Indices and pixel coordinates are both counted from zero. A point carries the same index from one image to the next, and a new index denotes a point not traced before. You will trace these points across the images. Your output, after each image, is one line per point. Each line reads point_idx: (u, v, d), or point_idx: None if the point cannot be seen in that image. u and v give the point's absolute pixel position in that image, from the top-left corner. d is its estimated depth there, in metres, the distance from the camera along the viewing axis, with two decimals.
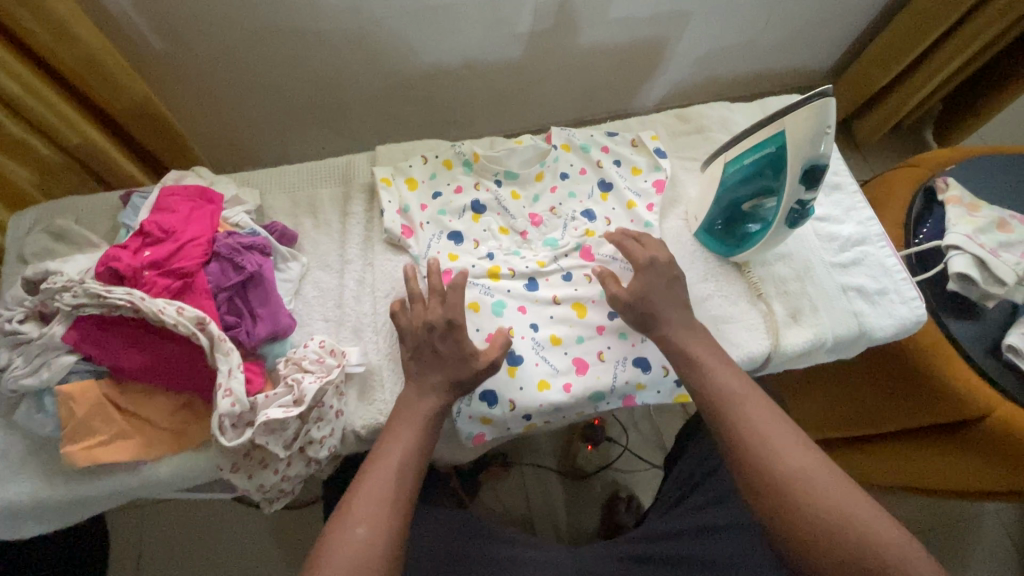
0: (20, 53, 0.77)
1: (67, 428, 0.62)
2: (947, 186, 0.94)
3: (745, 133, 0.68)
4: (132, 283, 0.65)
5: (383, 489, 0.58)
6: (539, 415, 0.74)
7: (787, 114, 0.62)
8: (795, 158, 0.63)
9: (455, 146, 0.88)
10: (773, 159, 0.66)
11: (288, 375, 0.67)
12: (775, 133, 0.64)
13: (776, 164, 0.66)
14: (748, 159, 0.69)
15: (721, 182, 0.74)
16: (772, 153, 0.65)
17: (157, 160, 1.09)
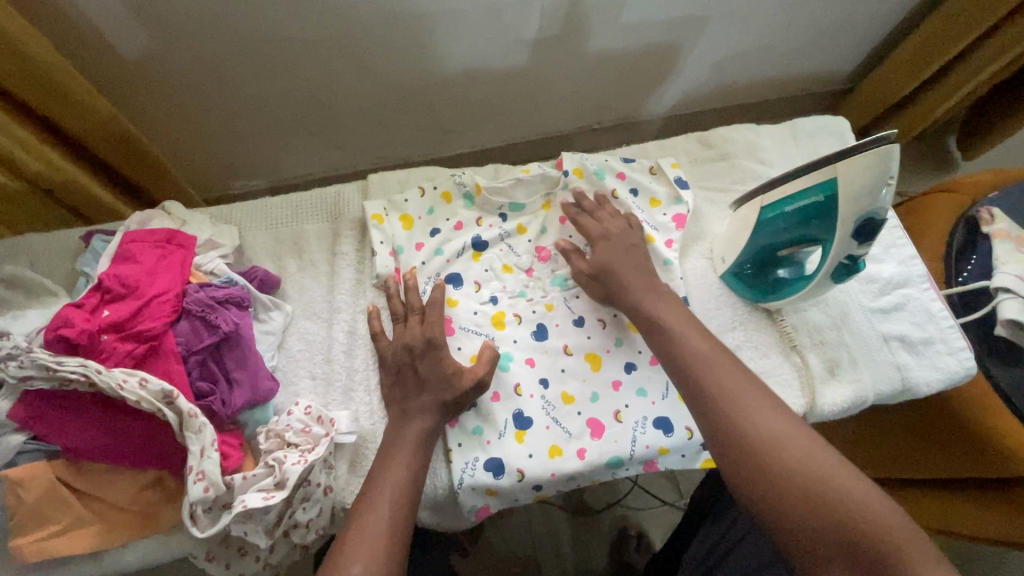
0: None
1: (15, 519, 0.54)
2: (993, 218, 0.85)
3: (787, 177, 0.60)
4: (88, 350, 0.57)
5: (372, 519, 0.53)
6: (551, 485, 0.66)
7: (842, 159, 0.56)
8: (849, 210, 0.57)
9: (455, 176, 0.79)
10: (820, 210, 0.59)
11: (270, 451, 0.60)
12: (824, 180, 0.57)
13: (825, 214, 0.58)
14: (791, 206, 0.61)
15: (755, 228, 0.66)
16: (821, 202, 0.58)
17: (132, 183, 1.00)
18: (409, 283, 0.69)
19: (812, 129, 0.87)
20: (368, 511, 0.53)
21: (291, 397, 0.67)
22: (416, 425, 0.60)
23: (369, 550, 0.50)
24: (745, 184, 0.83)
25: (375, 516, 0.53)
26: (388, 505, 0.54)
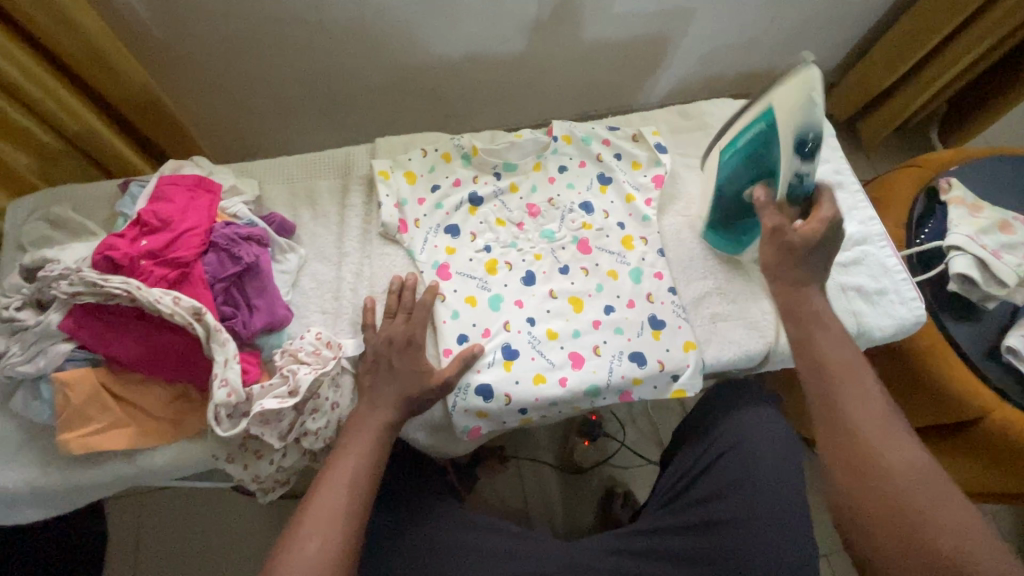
0: (24, 41, 0.76)
1: (62, 417, 0.62)
2: (950, 186, 0.93)
3: (737, 119, 0.74)
4: (128, 273, 0.65)
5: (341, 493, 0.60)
6: (535, 410, 0.74)
7: (778, 89, 0.67)
8: (781, 130, 0.67)
9: (455, 139, 0.87)
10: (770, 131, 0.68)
11: (284, 366, 0.67)
12: (765, 110, 0.69)
13: (766, 139, 0.69)
14: (741, 141, 0.73)
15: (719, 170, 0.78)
16: (762, 128, 0.69)
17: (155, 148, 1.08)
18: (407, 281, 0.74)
19: None
20: (322, 495, 0.60)
21: (303, 327, 0.75)
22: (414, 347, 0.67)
23: (326, 525, 0.58)
24: None
25: (335, 495, 0.60)
26: (342, 487, 0.60)
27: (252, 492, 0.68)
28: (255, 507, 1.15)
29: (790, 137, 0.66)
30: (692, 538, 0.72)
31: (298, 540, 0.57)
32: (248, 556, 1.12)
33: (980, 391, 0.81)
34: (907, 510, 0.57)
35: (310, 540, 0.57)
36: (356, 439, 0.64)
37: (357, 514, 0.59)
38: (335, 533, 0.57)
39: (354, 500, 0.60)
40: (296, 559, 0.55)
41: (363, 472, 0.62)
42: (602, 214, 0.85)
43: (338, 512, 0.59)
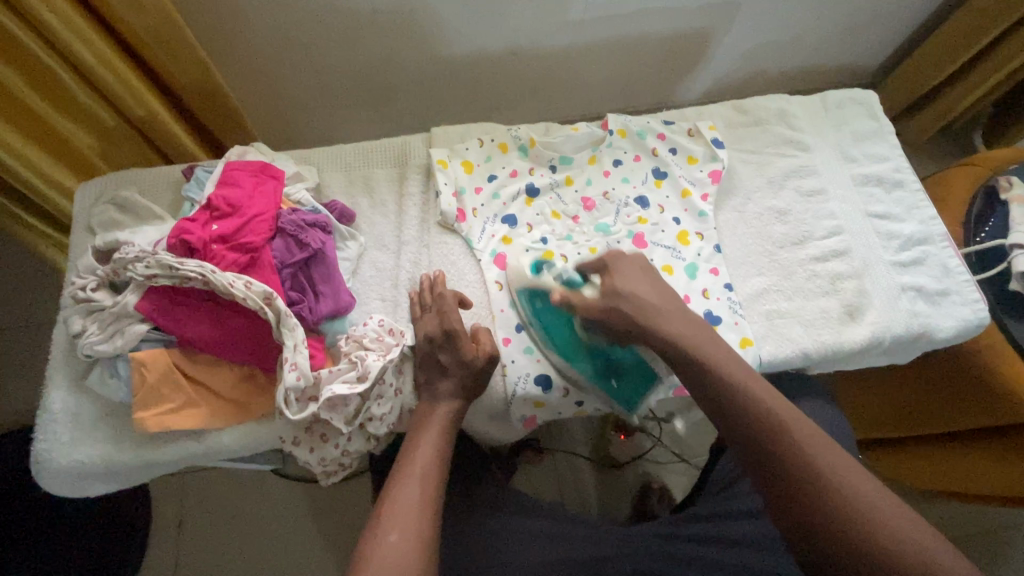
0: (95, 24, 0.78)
1: (138, 395, 0.64)
2: (1011, 185, 0.91)
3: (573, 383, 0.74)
4: (201, 256, 0.66)
5: (412, 497, 0.58)
6: (591, 402, 0.74)
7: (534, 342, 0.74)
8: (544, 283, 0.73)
9: (511, 130, 0.87)
10: (553, 325, 0.74)
11: (350, 352, 0.68)
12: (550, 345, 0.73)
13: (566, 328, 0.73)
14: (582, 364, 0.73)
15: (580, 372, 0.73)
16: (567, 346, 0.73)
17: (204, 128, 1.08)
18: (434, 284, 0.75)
19: (841, 101, 0.93)
20: (397, 489, 0.59)
21: (364, 314, 0.76)
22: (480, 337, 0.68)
23: (406, 518, 0.56)
24: (776, 148, 0.90)
25: (409, 491, 0.59)
26: (416, 481, 0.60)
27: (315, 475, 0.70)
28: (294, 492, 1.17)
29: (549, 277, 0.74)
30: (734, 526, 0.76)
31: (377, 534, 0.55)
32: (287, 539, 1.14)
33: None
34: (841, 519, 0.50)
35: (389, 535, 0.55)
36: (425, 430, 0.65)
37: (432, 507, 0.58)
38: (414, 528, 0.56)
39: (427, 495, 0.59)
40: (377, 553, 0.54)
41: (433, 466, 0.62)
42: (657, 209, 0.84)
43: (413, 508, 0.57)
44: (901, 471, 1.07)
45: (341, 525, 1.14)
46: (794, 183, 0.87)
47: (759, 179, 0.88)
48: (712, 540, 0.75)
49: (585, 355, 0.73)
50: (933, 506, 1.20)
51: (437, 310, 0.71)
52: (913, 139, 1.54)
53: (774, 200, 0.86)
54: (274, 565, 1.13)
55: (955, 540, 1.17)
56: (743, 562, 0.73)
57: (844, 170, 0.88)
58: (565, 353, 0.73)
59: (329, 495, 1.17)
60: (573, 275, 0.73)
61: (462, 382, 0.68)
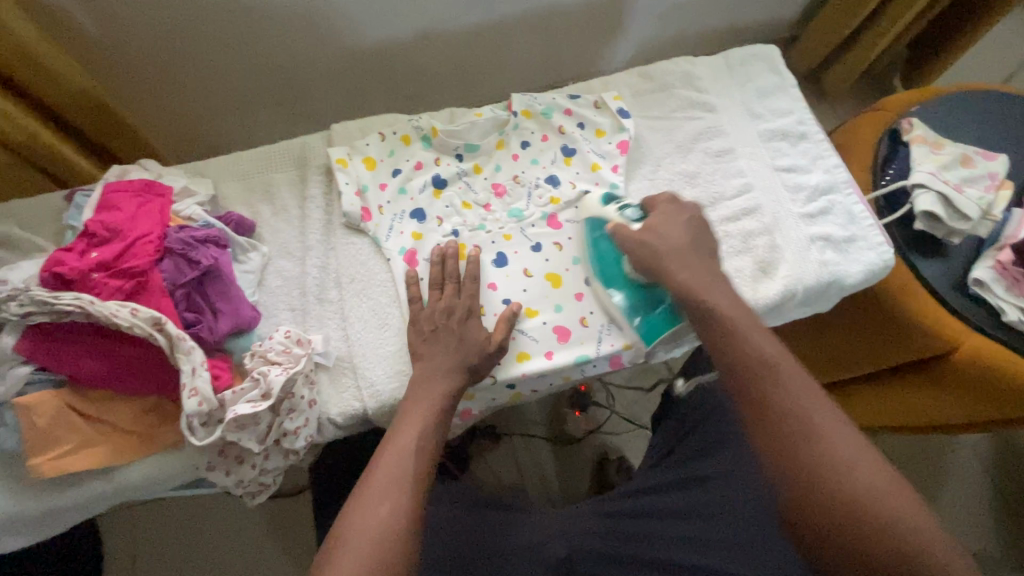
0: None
1: (30, 441, 0.61)
2: (912, 125, 0.92)
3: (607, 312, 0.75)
4: (80, 287, 0.63)
5: (396, 475, 0.56)
6: (524, 383, 0.74)
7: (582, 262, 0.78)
8: (593, 204, 0.77)
9: (413, 120, 0.84)
10: (603, 253, 0.75)
11: (255, 368, 0.65)
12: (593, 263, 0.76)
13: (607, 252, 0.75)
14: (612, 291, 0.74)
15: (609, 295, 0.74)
16: (606, 267, 0.75)
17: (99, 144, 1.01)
18: None
19: (744, 57, 0.93)
20: (384, 466, 0.57)
21: (273, 326, 0.74)
22: None
23: (392, 493, 0.55)
24: (683, 111, 0.90)
25: (394, 464, 0.57)
26: (399, 458, 0.58)
27: (238, 497, 0.68)
28: (248, 511, 1.14)
29: (603, 199, 0.77)
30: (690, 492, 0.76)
31: (367, 508, 0.54)
32: (246, 559, 1.12)
33: (952, 323, 0.83)
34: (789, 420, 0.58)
35: (380, 506, 0.54)
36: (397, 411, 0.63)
37: (423, 480, 0.57)
38: (392, 504, 0.54)
39: (422, 467, 0.58)
40: (368, 526, 0.53)
41: (428, 437, 0.60)
42: (568, 187, 0.82)
43: (401, 480, 0.56)
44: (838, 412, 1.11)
45: (300, 535, 1.13)
46: (702, 145, 0.87)
47: (669, 144, 0.88)
48: (667, 514, 0.75)
49: (625, 283, 0.74)
50: (877, 441, 1.25)
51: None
52: (834, 88, 1.56)
53: (684, 164, 0.86)
54: None
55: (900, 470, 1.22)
56: (710, 532, 0.72)
57: (750, 127, 0.88)
58: (606, 277, 0.75)
59: (287, 511, 1.14)
60: (631, 211, 0.75)
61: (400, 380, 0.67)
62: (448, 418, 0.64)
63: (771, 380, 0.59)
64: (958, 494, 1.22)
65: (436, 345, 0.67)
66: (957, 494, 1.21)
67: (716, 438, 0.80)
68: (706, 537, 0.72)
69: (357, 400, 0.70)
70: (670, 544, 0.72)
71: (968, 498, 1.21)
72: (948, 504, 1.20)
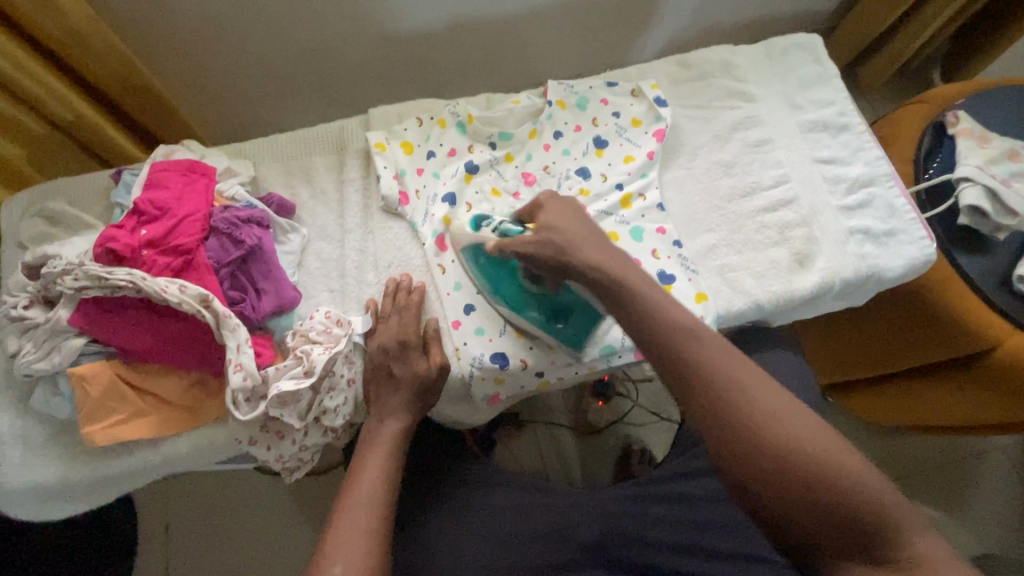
0: (19, 42, 0.75)
1: (82, 410, 0.63)
2: (958, 119, 0.90)
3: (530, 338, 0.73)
4: (131, 263, 0.65)
5: (354, 529, 0.56)
6: (551, 370, 0.73)
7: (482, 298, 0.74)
8: (466, 239, 0.72)
9: (449, 106, 0.84)
10: (494, 276, 0.71)
11: (297, 347, 0.67)
12: (493, 295, 0.72)
13: (500, 276, 0.71)
14: (523, 314, 0.71)
15: (522, 320, 0.71)
16: (507, 294, 0.71)
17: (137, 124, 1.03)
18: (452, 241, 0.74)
19: (785, 47, 0.91)
20: (347, 519, 0.57)
21: (313, 306, 0.75)
22: None
23: (349, 548, 0.54)
24: (721, 101, 0.89)
25: (353, 517, 0.57)
26: (359, 510, 0.58)
27: (278, 472, 0.70)
28: (277, 488, 1.17)
29: (473, 230, 0.71)
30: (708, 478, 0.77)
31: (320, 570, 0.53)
32: (275, 534, 1.15)
33: (992, 322, 0.82)
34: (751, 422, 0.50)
35: (332, 567, 0.53)
36: (380, 447, 0.64)
37: (380, 534, 0.57)
38: (355, 557, 0.54)
39: (374, 522, 0.57)
40: None
41: (379, 491, 0.60)
42: (600, 178, 0.82)
43: (359, 534, 0.56)
44: (865, 409, 1.10)
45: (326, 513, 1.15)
46: (740, 135, 0.86)
47: (706, 134, 0.87)
48: (699, 499, 0.75)
49: (530, 300, 0.71)
50: (905, 440, 1.23)
51: (396, 315, 0.71)
52: (871, 81, 1.51)
53: (721, 154, 0.85)
54: (264, 561, 1.14)
55: (928, 470, 1.21)
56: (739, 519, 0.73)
57: (790, 118, 0.87)
58: (510, 302, 0.71)
59: (313, 489, 1.17)
60: (507, 225, 0.69)
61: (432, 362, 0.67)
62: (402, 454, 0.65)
63: (720, 368, 0.53)
64: (987, 496, 1.20)
65: None
66: (985, 496, 1.20)
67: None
68: (733, 523, 0.73)
69: None
70: (693, 531, 0.73)
71: (997, 501, 1.20)
72: (976, 506, 1.19)
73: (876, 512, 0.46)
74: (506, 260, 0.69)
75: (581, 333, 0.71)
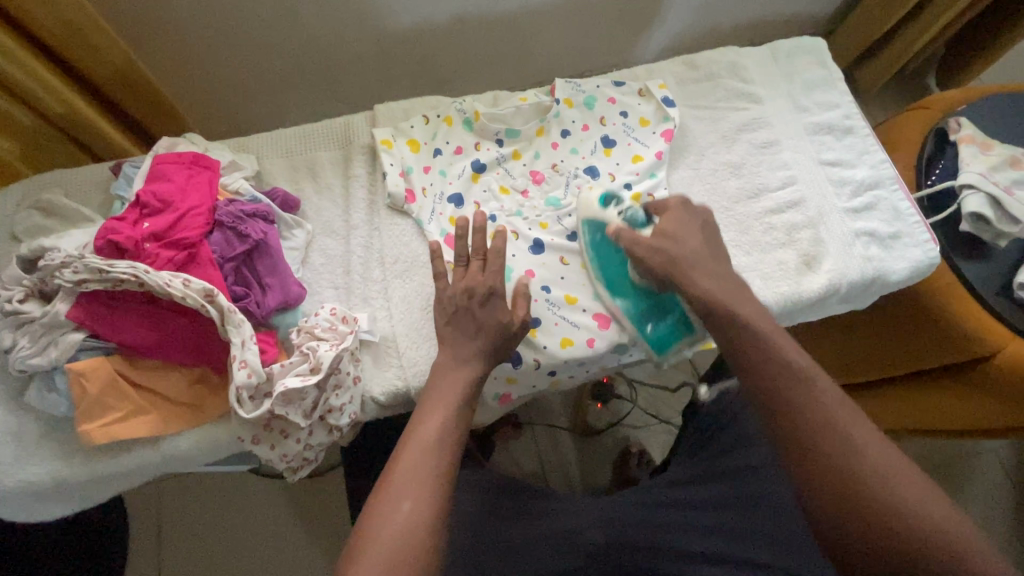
0: (9, 27, 0.73)
1: (80, 407, 0.61)
2: (959, 126, 0.91)
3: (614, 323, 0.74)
4: (133, 256, 0.63)
5: (419, 476, 0.53)
6: (563, 369, 0.73)
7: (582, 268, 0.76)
8: (590, 211, 0.75)
9: (455, 103, 0.84)
10: (603, 255, 0.74)
11: (303, 344, 0.66)
12: (594, 269, 0.74)
13: (607, 253, 0.74)
14: (617, 297, 0.73)
15: (614, 305, 0.73)
16: (609, 271, 0.74)
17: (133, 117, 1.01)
18: None
19: (790, 49, 0.92)
20: (403, 466, 0.54)
21: (317, 303, 0.74)
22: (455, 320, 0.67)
23: (415, 494, 0.52)
24: (728, 102, 0.89)
25: (421, 465, 0.54)
26: (423, 455, 0.55)
27: (280, 472, 0.68)
28: (272, 489, 1.15)
29: (603, 204, 0.74)
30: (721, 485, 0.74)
31: (381, 514, 0.51)
32: (270, 536, 1.13)
33: (994, 326, 0.82)
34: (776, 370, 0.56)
35: (396, 509, 0.51)
36: (442, 394, 0.61)
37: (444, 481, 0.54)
38: (419, 504, 0.51)
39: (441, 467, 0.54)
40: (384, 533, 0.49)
41: (447, 437, 0.57)
42: (608, 178, 0.81)
43: (427, 478, 0.53)
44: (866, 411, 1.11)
45: (323, 514, 1.14)
46: (747, 136, 0.87)
47: (713, 135, 0.87)
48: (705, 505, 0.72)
49: (631, 291, 0.73)
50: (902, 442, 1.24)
51: None
52: (868, 87, 1.53)
53: (728, 155, 0.86)
54: (259, 564, 1.11)
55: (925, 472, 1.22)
56: (748, 523, 0.69)
57: (796, 120, 0.87)
58: (608, 282, 0.74)
59: (310, 490, 1.15)
60: (637, 213, 0.73)
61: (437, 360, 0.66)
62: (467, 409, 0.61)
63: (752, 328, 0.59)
64: (982, 498, 1.21)
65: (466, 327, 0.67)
66: (980, 498, 1.21)
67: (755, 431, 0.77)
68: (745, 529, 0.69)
69: (399, 379, 0.70)
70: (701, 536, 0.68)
71: (991, 502, 1.21)
72: (971, 508, 1.20)
73: (877, 471, 0.50)
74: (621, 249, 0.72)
75: (668, 338, 0.73)
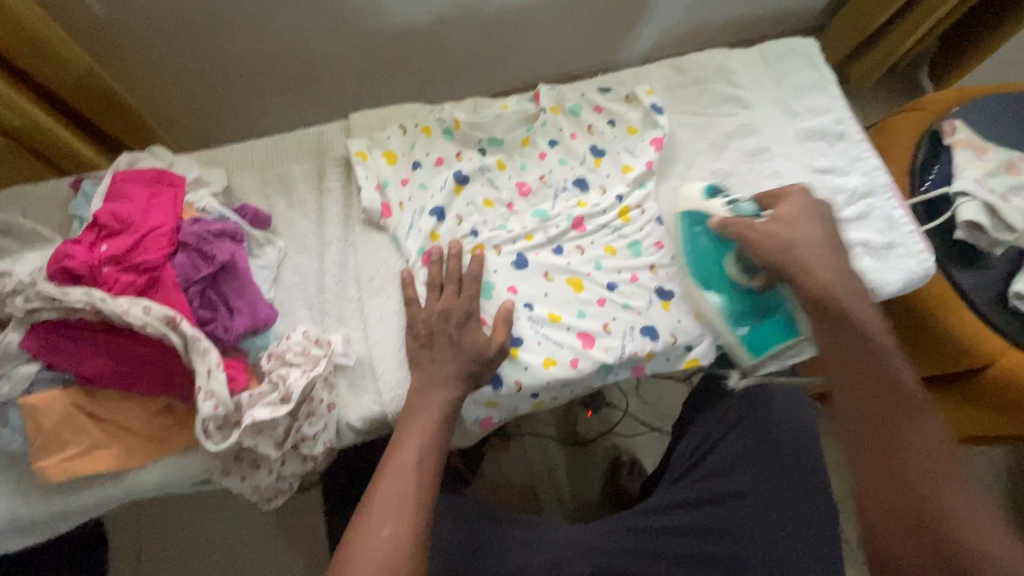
0: None
1: (36, 443, 0.58)
2: (954, 129, 0.89)
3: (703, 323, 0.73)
4: (90, 282, 0.60)
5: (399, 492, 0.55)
6: (546, 391, 0.70)
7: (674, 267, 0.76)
8: (693, 205, 0.74)
9: (435, 112, 0.80)
10: (701, 249, 0.73)
11: (273, 370, 0.63)
12: (688, 265, 0.74)
13: (704, 247, 0.73)
14: (710, 292, 0.72)
15: (706, 300, 0.72)
16: (703, 266, 0.73)
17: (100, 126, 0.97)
18: (438, 255, 0.69)
19: (781, 52, 0.89)
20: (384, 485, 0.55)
21: (290, 324, 0.71)
22: (434, 342, 0.64)
23: (397, 511, 0.53)
24: (717, 107, 0.86)
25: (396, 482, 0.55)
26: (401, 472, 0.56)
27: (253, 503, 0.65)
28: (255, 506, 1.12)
29: (706, 199, 0.74)
30: (707, 510, 0.71)
31: (369, 530, 0.52)
32: (252, 554, 1.10)
33: (987, 336, 0.80)
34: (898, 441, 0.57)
35: (382, 529, 0.52)
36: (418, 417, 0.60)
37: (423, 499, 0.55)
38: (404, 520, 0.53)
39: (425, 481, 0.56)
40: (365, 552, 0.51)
41: (427, 456, 0.57)
42: (598, 190, 0.79)
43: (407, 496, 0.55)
44: None
45: (307, 531, 1.11)
46: (736, 143, 0.84)
47: (701, 142, 0.84)
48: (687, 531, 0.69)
49: (728, 289, 0.71)
50: None
51: None
52: (860, 83, 1.50)
53: (717, 163, 0.83)
54: None
55: None
56: (732, 553, 0.67)
57: (787, 126, 0.84)
58: (705, 277, 0.72)
59: (294, 506, 1.12)
60: (747, 206, 0.72)
61: (415, 385, 0.63)
62: (449, 428, 0.61)
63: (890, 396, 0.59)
64: None
65: (445, 350, 0.64)
66: None
67: (747, 454, 0.74)
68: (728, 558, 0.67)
69: (376, 404, 0.67)
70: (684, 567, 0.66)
71: None
72: None
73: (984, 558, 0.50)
74: (730, 240, 0.70)
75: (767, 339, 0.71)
